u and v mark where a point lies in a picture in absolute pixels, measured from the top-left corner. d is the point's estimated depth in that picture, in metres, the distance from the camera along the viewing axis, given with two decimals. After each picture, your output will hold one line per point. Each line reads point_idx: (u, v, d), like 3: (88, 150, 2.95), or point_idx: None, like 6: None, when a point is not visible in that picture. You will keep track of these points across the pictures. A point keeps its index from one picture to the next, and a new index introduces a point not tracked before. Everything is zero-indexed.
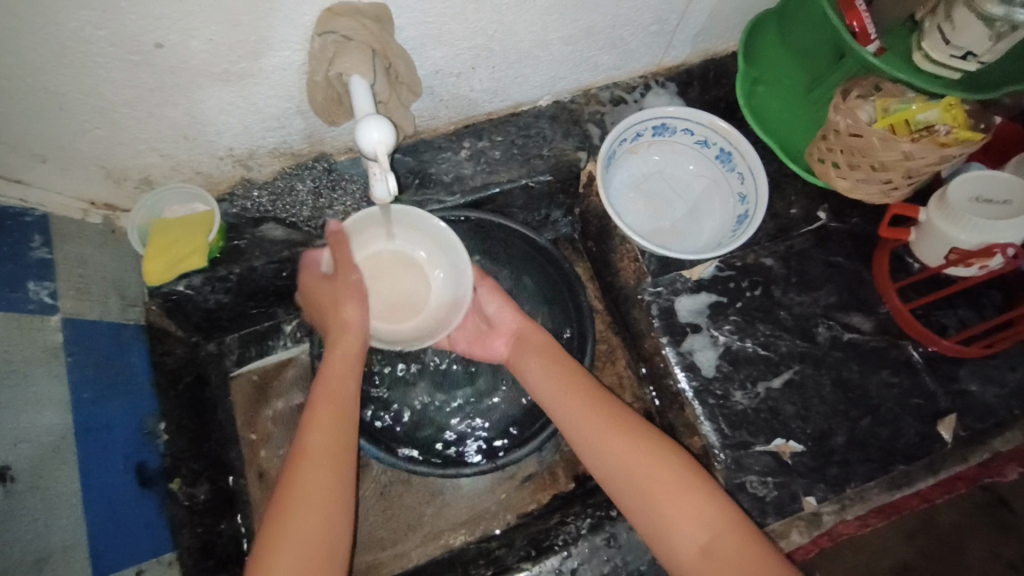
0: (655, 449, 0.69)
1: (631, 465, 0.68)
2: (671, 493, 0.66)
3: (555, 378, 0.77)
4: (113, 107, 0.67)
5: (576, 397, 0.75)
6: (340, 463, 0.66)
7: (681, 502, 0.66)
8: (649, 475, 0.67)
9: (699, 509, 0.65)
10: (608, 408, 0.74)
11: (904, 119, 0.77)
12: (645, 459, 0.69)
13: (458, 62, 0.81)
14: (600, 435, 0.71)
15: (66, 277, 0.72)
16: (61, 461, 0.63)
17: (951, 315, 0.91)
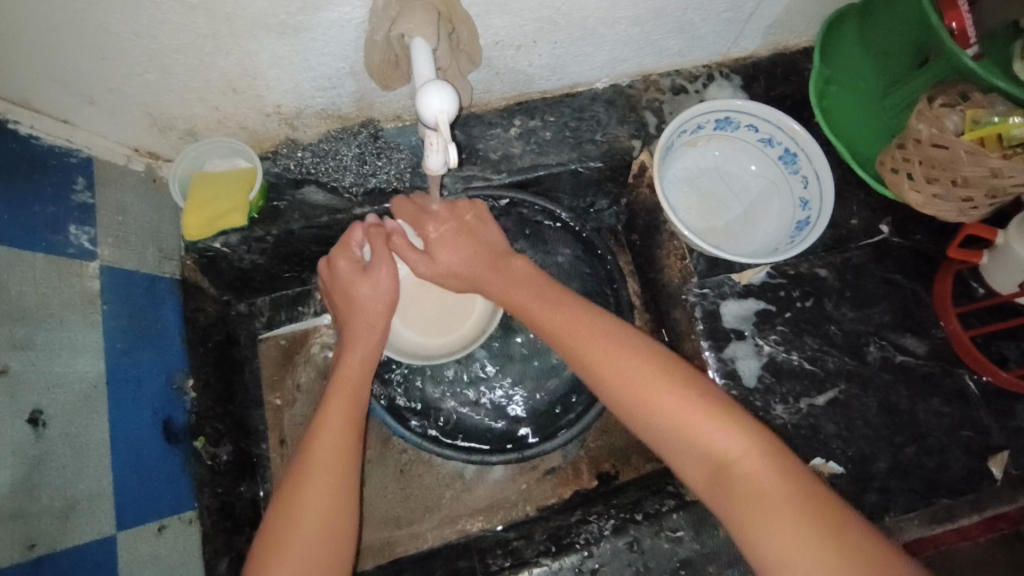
0: (697, 397, 0.62)
1: (662, 418, 0.62)
2: (706, 451, 0.60)
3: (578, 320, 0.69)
4: (165, 52, 0.64)
5: (606, 342, 0.66)
6: (346, 436, 0.66)
7: (716, 458, 0.59)
8: (678, 419, 0.61)
9: (739, 461, 0.59)
10: (639, 355, 0.65)
11: (997, 132, 0.71)
12: (684, 412, 0.61)
13: (520, 34, 0.77)
14: (628, 385, 0.64)
15: (106, 224, 0.70)
16: (93, 409, 0.62)
17: (1013, 346, 0.86)
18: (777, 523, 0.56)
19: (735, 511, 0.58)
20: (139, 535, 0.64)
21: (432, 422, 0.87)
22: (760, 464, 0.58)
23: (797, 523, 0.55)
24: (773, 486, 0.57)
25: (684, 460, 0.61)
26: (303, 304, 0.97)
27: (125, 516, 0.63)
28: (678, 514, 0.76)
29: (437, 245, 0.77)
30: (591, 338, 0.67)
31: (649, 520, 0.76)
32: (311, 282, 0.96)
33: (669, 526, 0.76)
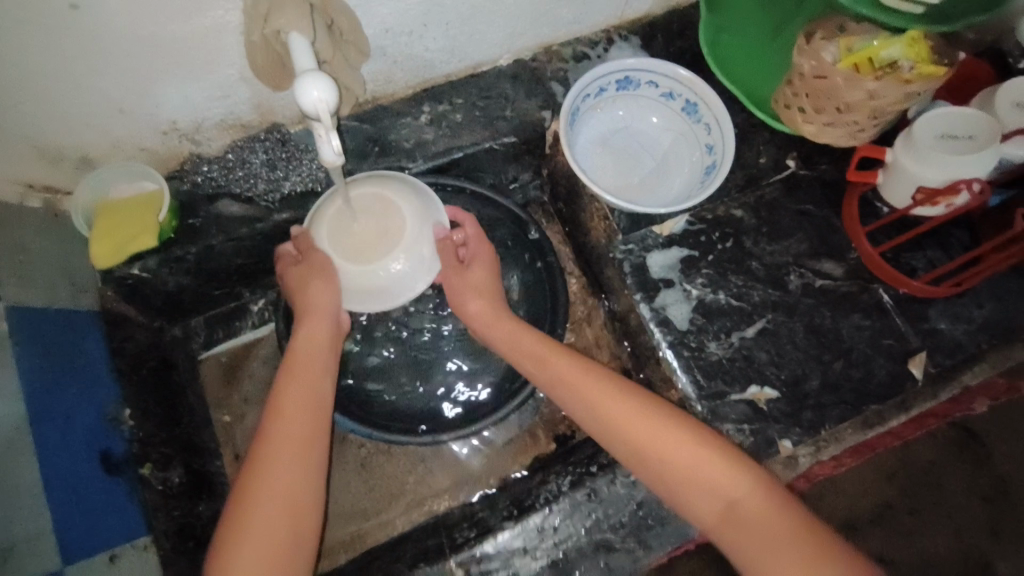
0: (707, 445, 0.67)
1: (673, 459, 0.67)
2: (716, 485, 0.65)
3: (583, 376, 0.73)
4: (36, 78, 0.63)
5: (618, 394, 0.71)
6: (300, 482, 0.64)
7: (721, 484, 0.65)
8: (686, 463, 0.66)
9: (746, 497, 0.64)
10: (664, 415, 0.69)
11: (868, 57, 0.75)
12: (697, 455, 0.66)
13: (408, 20, 0.77)
14: (641, 431, 0.68)
15: (7, 264, 0.68)
16: (17, 453, 0.62)
17: (920, 256, 0.91)
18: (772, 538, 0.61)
19: (741, 531, 0.62)
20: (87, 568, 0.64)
21: (383, 412, 0.87)
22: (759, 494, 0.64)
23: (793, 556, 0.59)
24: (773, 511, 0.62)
25: (693, 499, 0.65)
26: (240, 319, 0.95)
27: (69, 549, 0.64)
28: None
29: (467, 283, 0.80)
30: (604, 390, 0.72)
31: (602, 470, 0.80)
32: (245, 296, 0.95)
33: (622, 472, 0.79)
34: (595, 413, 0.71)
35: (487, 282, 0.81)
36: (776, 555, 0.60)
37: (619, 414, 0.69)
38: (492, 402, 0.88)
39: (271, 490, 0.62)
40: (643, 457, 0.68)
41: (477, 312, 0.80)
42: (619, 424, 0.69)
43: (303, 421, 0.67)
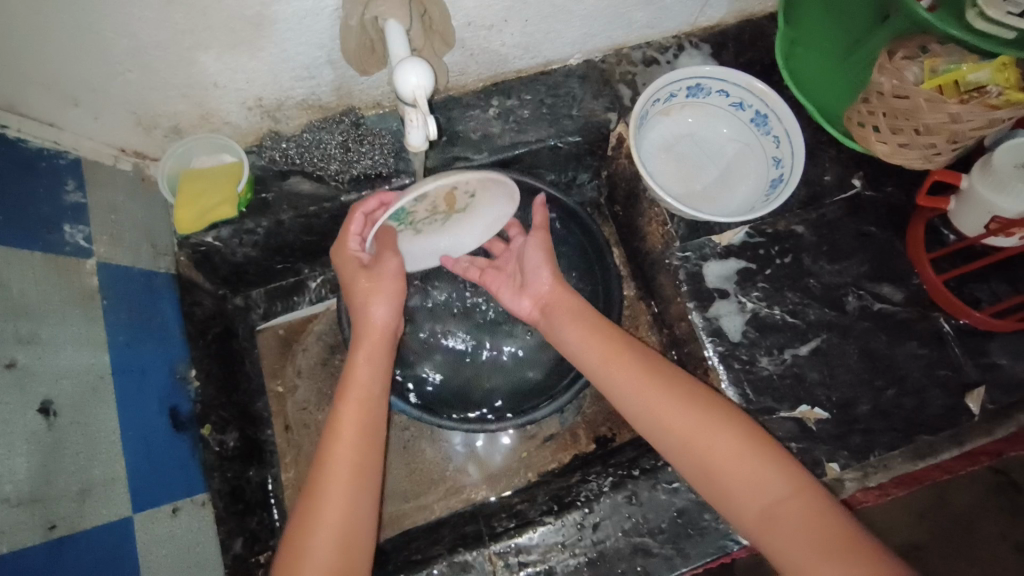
0: (749, 442, 0.66)
1: (708, 447, 0.66)
2: (753, 479, 0.64)
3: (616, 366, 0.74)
4: (145, 48, 0.66)
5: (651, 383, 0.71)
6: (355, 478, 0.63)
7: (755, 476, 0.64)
8: (727, 458, 0.65)
9: (785, 496, 0.63)
10: (708, 408, 0.69)
11: (954, 79, 0.74)
12: (733, 445, 0.66)
13: (491, 14, 0.79)
14: (674, 424, 0.68)
15: (99, 222, 0.72)
16: (100, 399, 0.64)
17: (985, 288, 0.89)
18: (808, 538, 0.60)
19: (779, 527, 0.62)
20: (154, 517, 0.67)
21: (430, 397, 0.88)
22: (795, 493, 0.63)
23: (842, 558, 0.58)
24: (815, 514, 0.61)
25: (732, 491, 0.65)
26: (298, 294, 0.99)
27: (139, 499, 0.65)
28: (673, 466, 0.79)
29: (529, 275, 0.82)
30: (636, 378, 0.72)
31: (645, 474, 0.80)
32: (304, 272, 0.98)
33: (665, 478, 0.79)
34: (642, 403, 0.71)
35: (538, 269, 0.81)
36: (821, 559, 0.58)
37: (661, 408, 0.69)
38: (536, 394, 0.89)
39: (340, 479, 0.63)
40: (689, 452, 0.67)
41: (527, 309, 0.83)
42: (660, 419, 0.69)
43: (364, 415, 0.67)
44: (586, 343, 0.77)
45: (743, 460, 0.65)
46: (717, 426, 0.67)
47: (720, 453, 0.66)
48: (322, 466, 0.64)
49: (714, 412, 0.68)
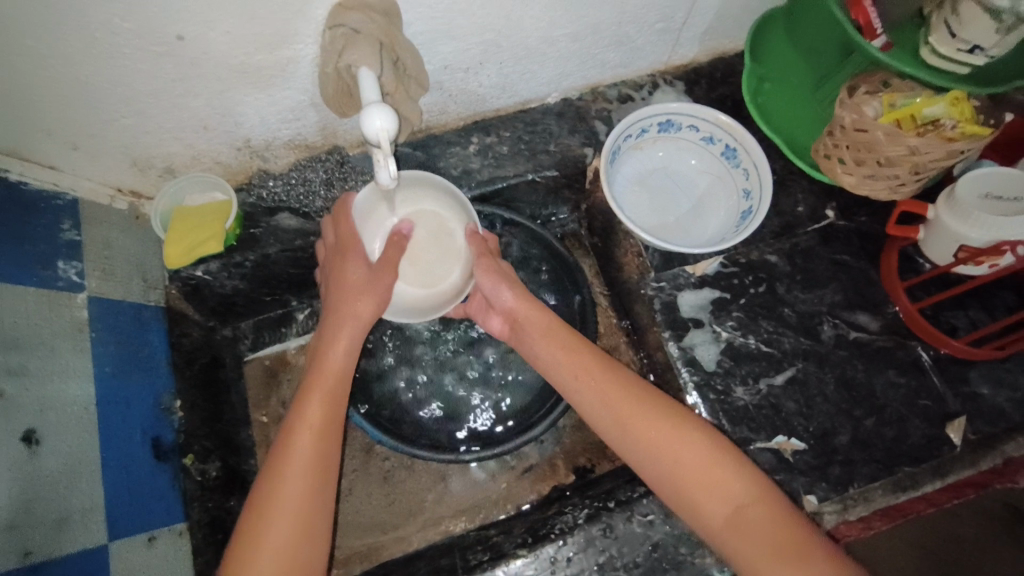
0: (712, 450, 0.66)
1: (678, 456, 0.66)
2: (715, 489, 0.64)
3: (605, 377, 0.74)
4: (139, 96, 0.71)
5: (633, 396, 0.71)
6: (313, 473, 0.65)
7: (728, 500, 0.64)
8: (691, 467, 0.65)
9: (744, 503, 0.63)
10: (674, 417, 0.69)
11: (910, 113, 0.76)
12: (699, 456, 0.66)
13: (466, 58, 0.83)
14: (645, 429, 0.68)
15: (92, 258, 0.76)
16: (82, 429, 0.67)
17: (961, 316, 0.89)
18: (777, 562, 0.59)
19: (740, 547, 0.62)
20: (130, 546, 0.68)
21: (408, 426, 0.90)
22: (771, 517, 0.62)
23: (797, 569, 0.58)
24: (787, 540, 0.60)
25: (696, 498, 0.65)
26: (285, 325, 1.02)
27: (117, 526, 0.67)
28: (649, 498, 0.79)
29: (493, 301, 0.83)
30: (618, 390, 0.72)
31: (621, 506, 0.79)
32: (292, 304, 1.02)
33: (640, 510, 0.78)
34: (613, 414, 0.71)
35: (498, 294, 0.82)
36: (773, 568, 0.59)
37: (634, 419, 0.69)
38: (514, 423, 0.90)
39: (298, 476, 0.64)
40: (657, 463, 0.67)
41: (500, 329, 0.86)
42: (631, 428, 0.69)
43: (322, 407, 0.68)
44: (559, 358, 0.77)
45: (707, 469, 0.65)
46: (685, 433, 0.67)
47: (683, 460, 0.66)
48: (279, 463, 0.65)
49: (679, 420, 0.69)
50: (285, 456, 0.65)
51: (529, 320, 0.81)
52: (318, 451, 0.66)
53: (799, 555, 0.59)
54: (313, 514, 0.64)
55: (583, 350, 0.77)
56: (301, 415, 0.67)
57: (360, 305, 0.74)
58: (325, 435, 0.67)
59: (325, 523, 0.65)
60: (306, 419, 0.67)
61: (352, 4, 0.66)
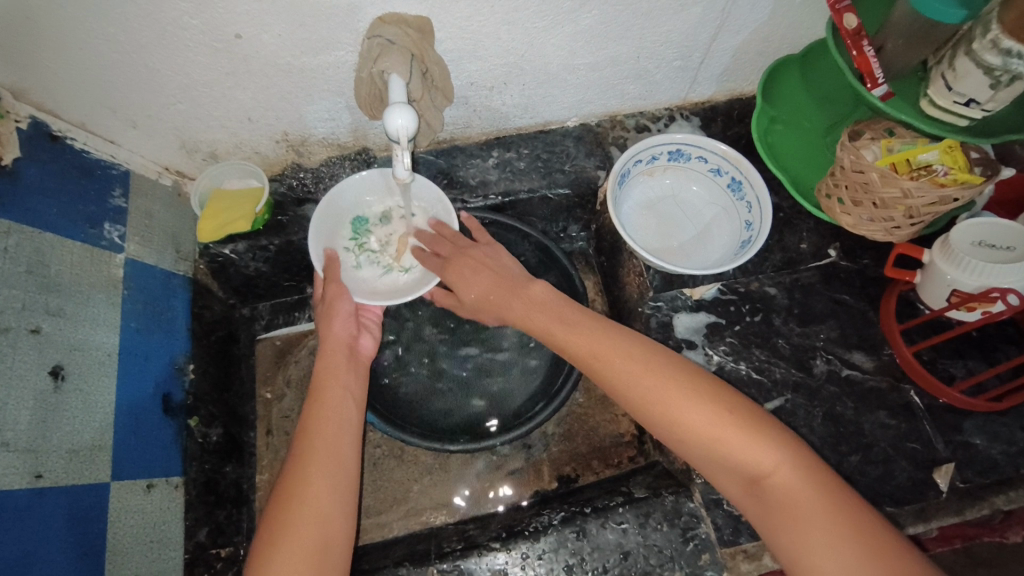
0: (752, 428, 0.63)
1: (717, 441, 0.62)
2: (761, 468, 0.61)
3: (616, 358, 0.69)
4: (195, 85, 0.79)
5: (648, 373, 0.67)
6: (329, 473, 0.68)
7: (748, 472, 0.61)
8: (733, 450, 0.62)
9: (788, 484, 0.60)
10: (709, 398, 0.65)
11: (905, 158, 0.80)
12: (735, 439, 0.62)
13: (491, 77, 0.90)
14: (679, 413, 0.64)
15: (134, 225, 0.84)
16: (103, 373, 0.73)
17: (959, 365, 0.89)
18: (817, 530, 0.57)
19: (771, 517, 0.60)
20: (130, 489, 0.73)
21: (400, 413, 0.93)
22: (800, 480, 0.60)
23: (849, 548, 0.56)
24: (820, 507, 0.58)
25: (742, 478, 0.62)
26: (300, 310, 1.08)
27: (120, 469, 0.72)
28: (625, 508, 0.80)
29: (511, 296, 0.79)
30: (633, 370, 0.68)
31: (596, 512, 0.81)
32: (308, 291, 1.08)
33: (615, 518, 0.80)
34: (641, 404, 0.67)
35: (525, 285, 0.79)
36: (830, 551, 0.56)
37: (664, 406, 0.65)
38: (503, 424, 0.93)
39: (320, 475, 0.67)
40: (699, 448, 0.63)
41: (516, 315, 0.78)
42: (662, 416, 0.65)
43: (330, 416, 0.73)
44: (584, 342, 0.72)
45: (749, 449, 0.62)
46: (721, 416, 0.63)
47: (724, 444, 0.62)
48: (300, 466, 0.68)
49: (711, 401, 0.64)
50: (304, 459, 0.69)
51: (555, 305, 0.77)
52: (337, 453, 0.70)
53: (851, 533, 0.56)
54: (333, 506, 0.66)
55: (601, 335, 0.72)
56: (314, 424, 0.72)
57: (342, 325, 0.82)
58: (338, 439, 0.71)
59: (346, 509, 0.67)
60: (315, 428, 0.72)
61: (391, 18, 0.74)
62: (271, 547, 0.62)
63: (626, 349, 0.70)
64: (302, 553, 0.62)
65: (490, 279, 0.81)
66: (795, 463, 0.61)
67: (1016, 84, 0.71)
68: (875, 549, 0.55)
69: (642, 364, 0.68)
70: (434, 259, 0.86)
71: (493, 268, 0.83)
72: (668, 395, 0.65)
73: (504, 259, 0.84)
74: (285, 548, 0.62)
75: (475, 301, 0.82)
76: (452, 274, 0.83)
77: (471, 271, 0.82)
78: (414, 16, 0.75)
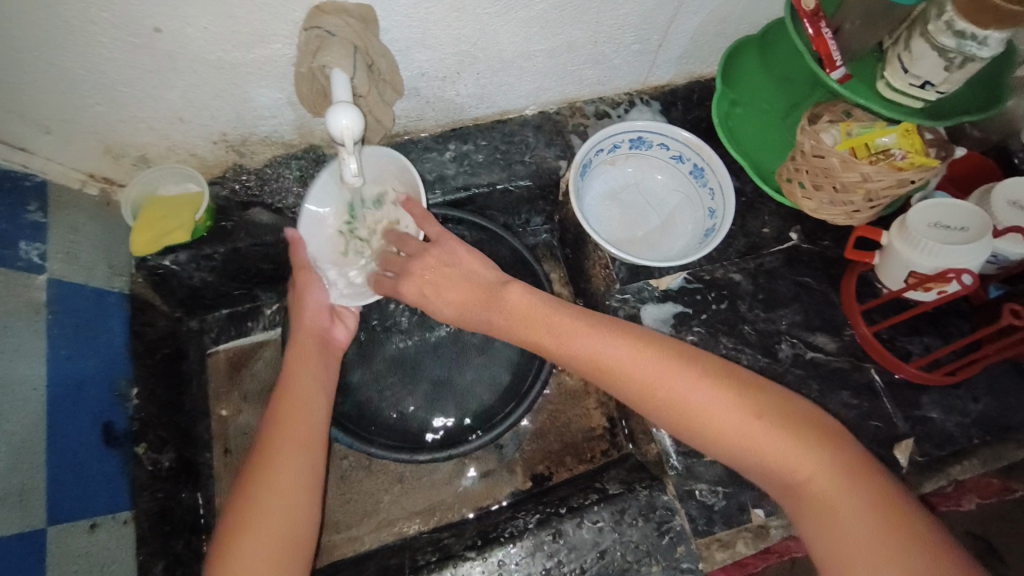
0: (774, 417, 0.62)
1: (742, 434, 0.62)
2: (785, 460, 0.61)
3: (631, 357, 0.67)
4: (114, 85, 0.72)
5: (678, 379, 0.65)
6: (300, 450, 0.68)
7: (772, 463, 0.61)
8: (756, 443, 0.62)
9: (812, 476, 0.60)
10: (736, 392, 0.64)
11: (864, 141, 0.80)
12: (757, 430, 0.62)
13: (444, 67, 0.85)
14: (700, 403, 0.64)
15: (56, 241, 0.77)
16: (31, 409, 0.67)
17: (916, 341, 0.91)
18: (846, 520, 0.57)
19: (806, 515, 0.60)
20: (70, 531, 0.68)
21: (366, 423, 0.90)
22: (823, 473, 0.60)
23: (870, 535, 0.56)
24: (848, 496, 0.58)
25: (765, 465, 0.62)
26: (253, 319, 1.02)
27: (56, 511, 0.67)
28: (600, 506, 0.80)
29: (493, 305, 0.74)
30: (654, 366, 0.66)
31: (571, 512, 0.80)
32: (260, 299, 1.02)
33: (591, 517, 0.79)
34: (661, 397, 0.65)
35: (501, 291, 0.74)
36: (854, 540, 0.57)
37: (683, 397, 0.64)
38: (473, 428, 0.91)
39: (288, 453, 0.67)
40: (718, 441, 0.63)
41: (496, 323, 0.74)
42: (683, 407, 0.64)
43: (306, 394, 0.74)
44: (600, 344, 0.68)
45: (772, 441, 0.61)
46: (747, 409, 0.63)
47: (749, 436, 0.62)
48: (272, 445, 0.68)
49: (733, 391, 0.64)
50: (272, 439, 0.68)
51: (566, 311, 0.72)
52: (307, 426, 0.70)
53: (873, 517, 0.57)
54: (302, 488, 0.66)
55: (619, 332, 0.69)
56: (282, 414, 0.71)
57: (314, 316, 0.81)
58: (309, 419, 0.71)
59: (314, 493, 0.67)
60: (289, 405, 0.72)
61: (330, 8, 0.68)
62: (236, 534, 0.61)
63: (648, 355, 0.67)
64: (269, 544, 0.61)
65: (461, 290, 0.76)
66: (818, 452, 0.60)
67: (969, 66, 0.71)
68: (898, 534, 0.55)
69: (664, 360, 0.66)
70: (387, 277, 0.81)
71: (455, 276, 0.76)
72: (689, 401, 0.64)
73: (466, 258, 0.77)
74: (249, 545, 0.61)
75: (452, 316, 0.77)
76: (411, 293, 0.77)
77: (435, 284, 0.77)
78: (354, 5, 0.69)
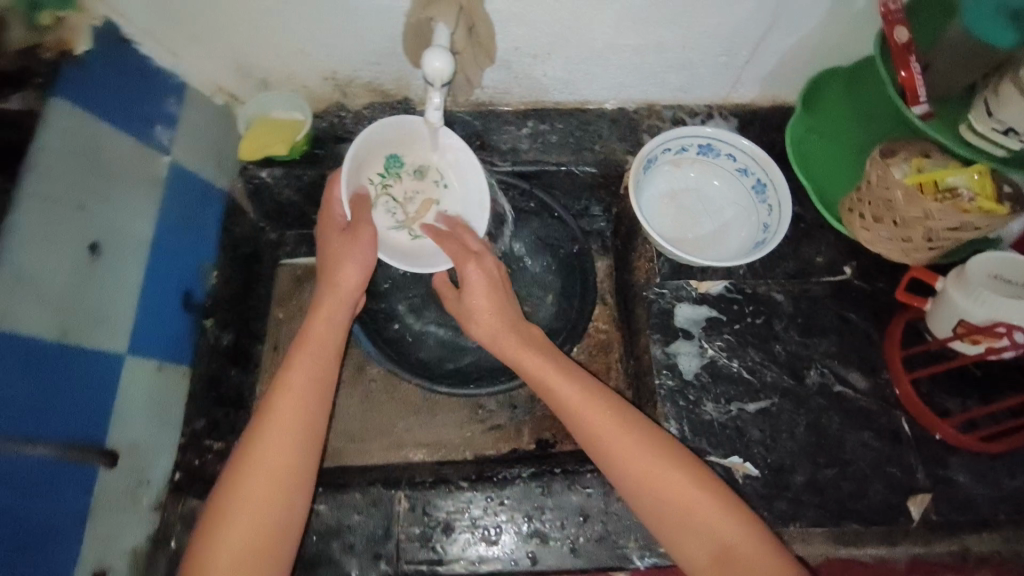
0: (713, 492, 0.69)
1: (688, 504, 0.69)
2: (716, 531, 0.67)
3: (598, 417, 0.74)
4: (256, 11, 0.84)
5: (637, 449, 0.71)
6: (303, 405, 0.72)
7: (712, 538, 0.67)
8: (695, 510, 0.68)
9: (739, 543, 0.67)
10: (682, 465, 0.71)
11: (933, 178, 0.79)
12: (699, 500, 0.69)
13: (536, 46, 0.93)
14: (653, 473, 0.70)
15: (183, 134, 0.91)
16: (136, 260, 0.80)
17: (956, 400, 0.88)
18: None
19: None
20: (141, 369, 0.80)
21: (400, 352, 0.98)
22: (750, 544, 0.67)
23: None
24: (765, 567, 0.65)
25: (694, 524, 0.68)
26: None
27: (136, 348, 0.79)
28: (593, 474, 0.82)
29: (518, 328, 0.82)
30: (619, 432, 0.72)
31: (565, 473, 0.83)
32: None
33: (583, 481, 0.82)
34: (622, 463, 0.71)
35: (524, 320, 0.84)
36: None
37: (639, 468, 0.70)
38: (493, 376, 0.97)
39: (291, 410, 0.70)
40: (664, 512, 0.69)
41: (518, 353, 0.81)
42: (636, 472, 0.70)
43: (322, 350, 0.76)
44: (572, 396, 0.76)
45: (712, 515, 0.68)
46: (690, 484, 0.70)
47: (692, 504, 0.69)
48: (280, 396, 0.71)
49: (681, 467, 0.71)
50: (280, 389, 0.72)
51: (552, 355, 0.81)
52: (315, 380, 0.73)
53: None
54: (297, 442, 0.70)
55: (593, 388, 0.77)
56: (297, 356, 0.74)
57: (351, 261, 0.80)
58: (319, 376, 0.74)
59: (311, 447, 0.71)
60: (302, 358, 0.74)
61: None
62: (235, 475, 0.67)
63: (615, 419, 0.73)
64: (263, 492, 0.67)
65: (500, 303, 0.83)
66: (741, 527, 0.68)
67: None
68: None
69: (626, 426, 0.73)
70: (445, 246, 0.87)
71: (499, 282, 0.84)
72: (652, 474, 0.70)
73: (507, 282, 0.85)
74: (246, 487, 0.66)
75: (486, 319, 0.82)
76: (472, 276, 0.82)
77: (491, 282, 0.83)
78: None
